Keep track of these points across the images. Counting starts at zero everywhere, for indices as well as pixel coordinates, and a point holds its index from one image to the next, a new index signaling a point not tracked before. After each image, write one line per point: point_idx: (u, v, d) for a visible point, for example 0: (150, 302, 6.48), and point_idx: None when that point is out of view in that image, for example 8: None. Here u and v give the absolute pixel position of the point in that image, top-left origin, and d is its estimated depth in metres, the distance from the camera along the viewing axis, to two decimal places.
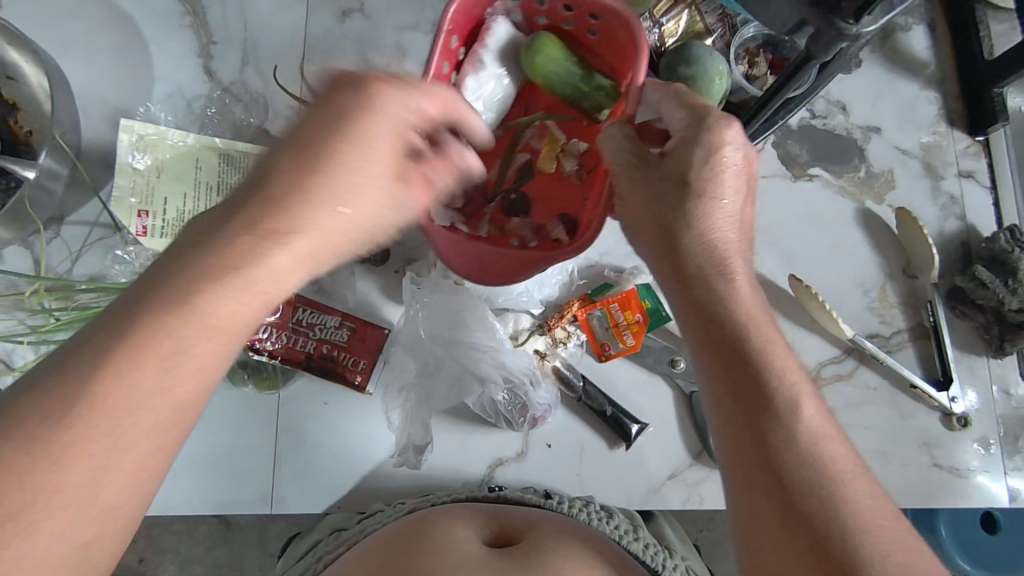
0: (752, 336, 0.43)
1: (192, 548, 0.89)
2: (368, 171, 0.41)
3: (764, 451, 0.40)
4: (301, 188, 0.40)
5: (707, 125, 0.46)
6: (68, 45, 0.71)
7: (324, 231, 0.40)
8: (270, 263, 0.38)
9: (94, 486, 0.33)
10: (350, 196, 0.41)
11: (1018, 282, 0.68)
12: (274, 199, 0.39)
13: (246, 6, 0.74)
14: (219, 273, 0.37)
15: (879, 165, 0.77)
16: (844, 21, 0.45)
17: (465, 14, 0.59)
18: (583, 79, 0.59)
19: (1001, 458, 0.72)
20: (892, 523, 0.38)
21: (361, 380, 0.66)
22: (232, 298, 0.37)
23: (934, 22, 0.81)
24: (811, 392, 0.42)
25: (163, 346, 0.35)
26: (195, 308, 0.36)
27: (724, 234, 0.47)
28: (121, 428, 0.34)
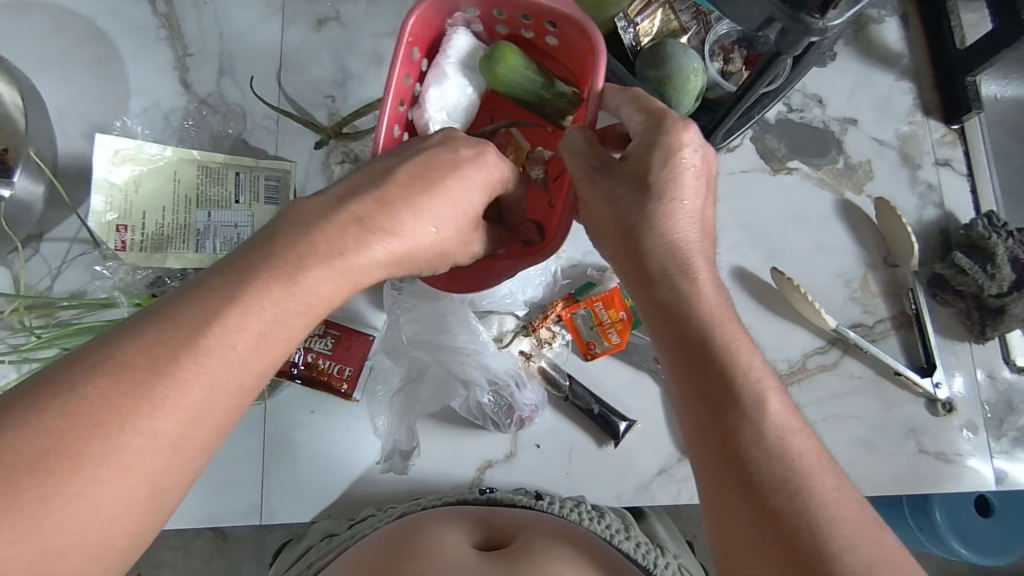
0: (717, 336, 0.43)
1: (187, 562, 0.89)
2: (455, 212, 0.44)
3: (730, 448, 0.40)
4: (375, 212, 0.41)
5: (664, 128, 0.46)
6: (43, 62, 0.71)
7: (385, 255, 0.41)
8: (321, 279, 0.39)
9: (140, 457, 0.33)
10: (440, 224, 0.43)
11: (997, 268, 0.69)
12: (349, 217, 0.40)
13: (221, 17, 0.74)
14: (272, 283, 0.37)
15: (856, 156, 0.78)
16: (811, 15, 0.45)
17: (425, 25, 0.57)
18: (545, 87, 0.57)
19: (987, 443, 0.73)
20: (859, 515, 0.38)
21: (348, 388, 0.66)
22: (281, 311, 0.37)
23: (906, 13, 0.82)
24: (777, 389, 0.42)
25: (211, 351, 0.35)
26: (246, 316, 0.36)
27: (686, 234, 0.47)
28: (182, 404, 0.34)
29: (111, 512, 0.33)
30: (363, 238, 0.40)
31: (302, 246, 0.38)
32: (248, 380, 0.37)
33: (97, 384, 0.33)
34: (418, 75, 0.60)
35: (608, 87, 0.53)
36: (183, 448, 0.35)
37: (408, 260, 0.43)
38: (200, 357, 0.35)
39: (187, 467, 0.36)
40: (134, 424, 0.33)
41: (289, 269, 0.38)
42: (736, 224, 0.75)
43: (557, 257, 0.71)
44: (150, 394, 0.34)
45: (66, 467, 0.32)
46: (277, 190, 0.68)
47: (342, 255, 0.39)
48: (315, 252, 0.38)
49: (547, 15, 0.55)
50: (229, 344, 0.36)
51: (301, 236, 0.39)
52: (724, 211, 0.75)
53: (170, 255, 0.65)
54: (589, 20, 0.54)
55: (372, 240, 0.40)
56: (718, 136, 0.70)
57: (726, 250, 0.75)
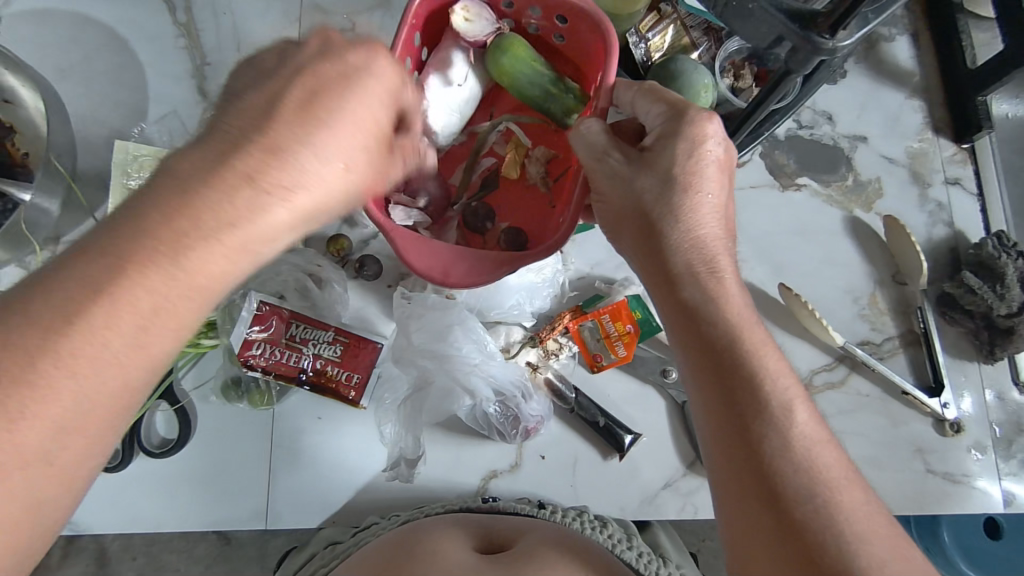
0: (742, 338, 0.43)
1: (191, 566, 0.89)
2: (354, 140, 0.37)
3: (757, 457, 0.40)
4: (263, 165, 0.35)
5: (686, 119, 0.47)
6: (65, 68, 0.73)
7: (286, 220, 0.36)
8: (209, 256, 0.34)
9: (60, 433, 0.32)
10: (348, 159, 0.37)
11: (1006, 288, 0.68)
12: (229, 183, 0.34)
13: (239, 27, 0.75)
14: (149, 269, 0.33)
15: (866, 173, 0.78)
16: (821, 36, 0.46)
17: (431, 13, 0.58)
18: (552, 82, 0.59)
19: (996, 464, 0.72)
20: (886, 530, 0.39)
21: (356, 396, 0.65)
22: (162, 294, 0.34)
23: (917, 32, 0.83)
24: (802, 395, 0.42)
25: (73, 350, 0.32)
26: (116, 310, 0.33)
27: (708, 228, 0.47)
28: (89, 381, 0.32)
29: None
30: (258, 204, 0.35)
31: (171, 218, 0.34)
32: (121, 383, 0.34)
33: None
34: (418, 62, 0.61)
35: (620, 81, 0.53)
36: (53, 459, 0.32)
37: (316, 212, 0.37)
38: (71, 355, 0.32)
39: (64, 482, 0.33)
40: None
41: (159, 254, 0.33)
42: (744, 239, 0.75)
43: (565, 269, 0.72)
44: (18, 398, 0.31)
45: None
46: None
47: (234, 229, 0.35)
48: (197, 227, 0.34)
49: (558, 7, 0.56)
50: (104, 349, 0.33)
51: (176, 206, 0.34)
52: None
53: None
54: (600, 11, 0.54)
55: (264, 203, 0.35)
56: None
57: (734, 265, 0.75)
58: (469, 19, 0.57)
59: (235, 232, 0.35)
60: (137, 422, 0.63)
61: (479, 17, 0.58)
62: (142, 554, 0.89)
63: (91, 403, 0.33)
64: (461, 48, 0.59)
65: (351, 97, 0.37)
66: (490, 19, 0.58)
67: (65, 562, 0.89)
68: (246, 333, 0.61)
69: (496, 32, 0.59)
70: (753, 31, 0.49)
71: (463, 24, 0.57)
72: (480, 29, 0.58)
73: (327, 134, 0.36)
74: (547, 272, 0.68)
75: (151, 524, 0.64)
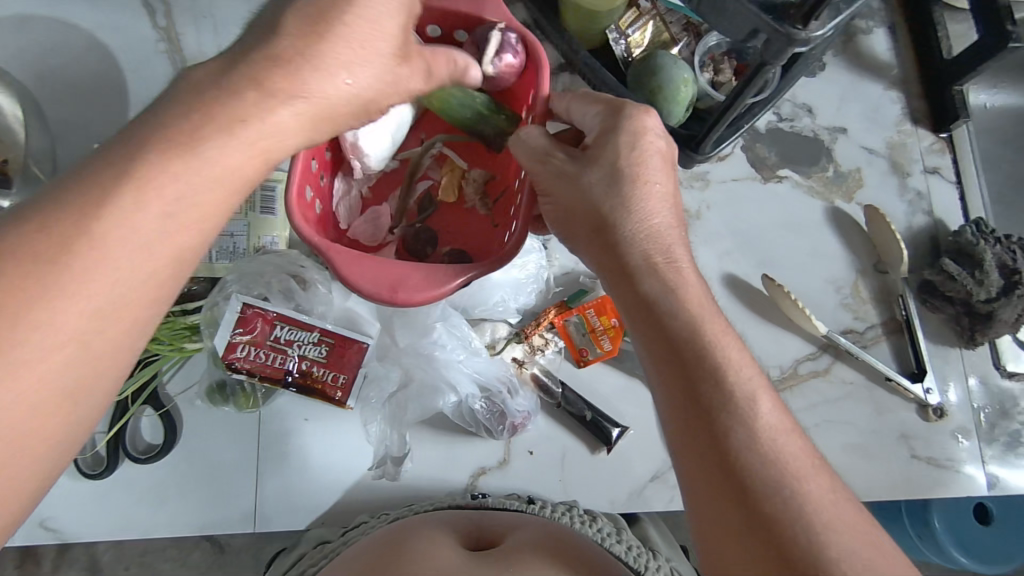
0: (701, 329, 0.44)
1: (185, 573, 0.88)
2: (362, 43, 0.40)
3: (721, 448, 0.40)
4: (267, 69, 0.38)
5: (626, 114, 0.49)
6: (44, 75, 0.72)
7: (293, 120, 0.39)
8: (230, 154, 0.37)
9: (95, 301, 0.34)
10: (353, 73, 0.40)
11: (984, 274, 0.69)
12: (248, 82, 0.38)
13: (219, 30, 0.75)
14: (170, 160, 0.36)
15: (846, 164, 0.79)
16: (794, 26, 0.46)
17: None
18: (485, 104, 0.57)
19: (981, 448, 0.73)
20: (855, 519, 0.38)
21: (342, 397, 0.64)
22: (183, 191, 0.36)
23: (894, 24, 0.83)
24: (765, 385, 0.43)
25: (103, 237, 0.34)
26: (136, 202, 0.35)
27: (661, 222, 0.48)
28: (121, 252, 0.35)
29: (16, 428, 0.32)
30: (270, 102, 0.38)
31: (198, 114, 0.37)
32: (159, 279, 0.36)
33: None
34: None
35: (555, 92, 0.55)
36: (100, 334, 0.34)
37: (323, 116, 0.40)
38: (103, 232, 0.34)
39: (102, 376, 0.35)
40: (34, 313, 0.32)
41: (183, 147, 0.36)
42: (727, 231, 0.76)
43: (549, 265, 0.72)
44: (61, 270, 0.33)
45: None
46: (272, 201, 0.68)
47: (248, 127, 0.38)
48: (211, 124, 0.37)
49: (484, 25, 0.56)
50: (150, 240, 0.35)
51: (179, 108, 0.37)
52: (716, 218, 0.76)
53: None
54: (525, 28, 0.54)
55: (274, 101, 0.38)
56: (708, 145, 0.70)
57: (718, 257, 0.75)
58: None
59: (255, 131, 0.38)
60: (122, 428, 0.63)
61: None
62: (134, 564, 0.88)
63: (130, 294, 0.35)
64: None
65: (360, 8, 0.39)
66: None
67: (57, 573, 0.88)
68: (231, 335, 0.61)
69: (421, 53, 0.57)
70: (728, 24, 0.50)
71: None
72: None
73: (334, 42, 0.39)
74: (530, 268, 0.69)
75: (139, 530, 0.64)
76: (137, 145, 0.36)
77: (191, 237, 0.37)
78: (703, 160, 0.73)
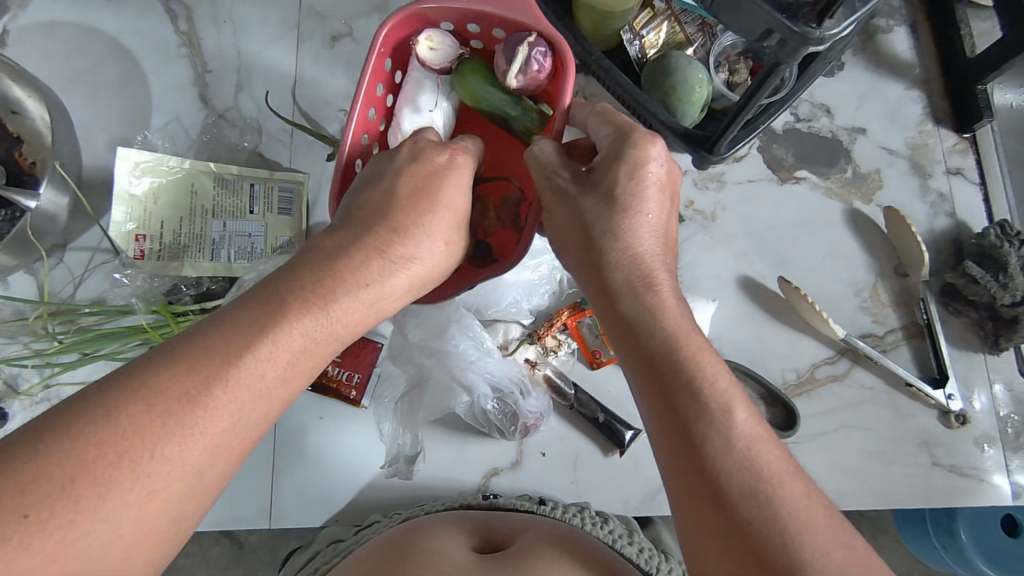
0: (679, 347, 0.43)
1: (205, 568, 0.90)
2: (451, 221, 0.48)
3: (699, 457, 0.39)
4: (390, 240, 0.45)
5: (631, 140, 0.48)
6: (70, 79, 0.74)
7: (404, 282, 0.45)
8: (351, 305, 0.42)
9: (234, 420, 0.36)
10: (448, 237, 0.48)
11: (1010, 277, 0.67)
12: (367, 250, 0.44)
13: (239, 34, 0.77)
14: (308, 312, 0.40)
15: (866, 165, 0.78)
16: (808, 25, 0.46)
17: (400, 40, 0.58)
18: (513, 104, 0.58)
19: (1005, 455, 0.71)
20: (828, 521, 0.37)
21: (357, 396, 0.68)
22: (310, 339, 0.40)
23: (915, 22, 0.82)
24: (743, 398, 0.42)
25: (241, 378, 0.36)
26: (279, 345, 0.38)
27: (647, 246, 0.48)
28: (260, 383, 0.37)
29: (114, 544, 0.33)
30: (390, 267, 0.44)
31: (324, 271, 0.42)
32: (276, 408, 0.39)
33: (128, 410, 0.34)
34: (391, 86, 0.61)
35: (577, 103, 0.54)
36: (228, 452, 0.37)
37: (422, 280, 0.47)
38: (251, 366, 0.37)
39: (209, 491, 0.36)
40: (189, 426, 0.35)
41: (314, 295, 0.40)
42: (744, 233, 0.75)
43: None
44: (208, 390, 0.35)
45: (141, 431, 0.34)
46: (290, 202, 0.70)
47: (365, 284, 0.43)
48: (342, 284, 0.42)
49: (518, 29, 0.55)
50: (279, 380, 0.38)
51: (320, 264, 0.42)
52: (732, 219, 0.75)
53: (187, 263, 0.68)
54: (553, 32, 0.54)
55: (388, 267, 0.44)
56: (723, 146, 0.68)
57: (734, 259, 0.75)
58: (433, 47, 0.57)
59: (369, 290, 0.43)
60: None
61: (443, 45, 0.57)
62: None
63: (250, 426, 0.37)
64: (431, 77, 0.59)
65: (453, 191, 0.48)
66: (455, 45, 0.58)
67: None
68: None
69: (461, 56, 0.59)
70: (742, 23, 0.49)
71: (427, 53, 0.57)
72: (444, 56, 0.58)
73: (435, 219, 0.47)
74: (543, 270, 0.69)
75: None
76: (281, 292, 0.40)
77: (308, 373, 0.40)
78: (718, 162, 0.72)
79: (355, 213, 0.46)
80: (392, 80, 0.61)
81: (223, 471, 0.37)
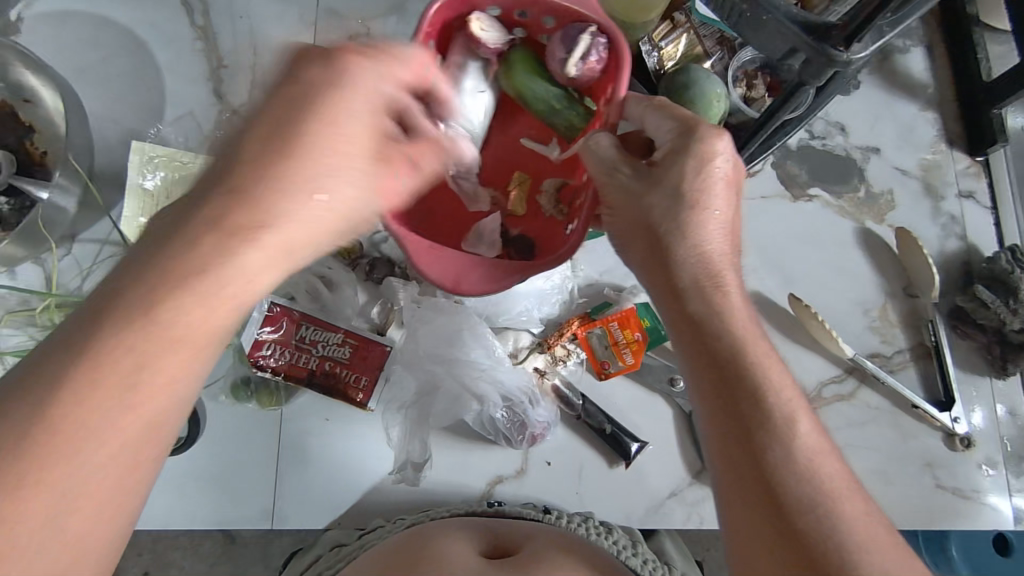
0: (745, 352, 0.43)
1: (197, 563, 0.89)
2: (335, 167, 0.40)
3: (760, 469, 0.39)
4: (231, 206, 0.37)
5: (696, 135, 0.47)
6: (85, 69, 0.74)
7: (272, 250, 0.38)
8: (200, 295, 0.35)
9: (96, 438, 0.32)
10: (327, 189, 0.40)
11: (1020, 302, 0.68)
12: (219, 223, 0.36)
13: (256, 30, 0.76)
14: (139, 314, 0.33)
15: (878, 185, 0.78)
16: (835, 48, 0.46)
17: (444, 22, 0.57)
18: (558, 99, 0.58)
19: (1007, 479, 0.71)
20: (889, 541, 0.38)
21: (363, 398, 0.65)
22: (139, 342, 0.33)
23: (931, 44, 0.82)
24: (808, 410, 0.42)
25: (68, 403, 0.31)
26: (107, 355, 0.32)
27: (715, 246, 0.47)
28: (107, 400, 0.32)
29: None
30: (232, 238, 0.36)
31: (176, 256, 0.35)
32: (146, 415, 0.33)
33: None
34: None
35: (631, 95, 0.52)
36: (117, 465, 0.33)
37: (299, 242, 0.39)
38: (74, 387, 0.31)
39: (108, 513, 0.33)
40: (39, 469, 0.30)
41: (163, 289, 0.34)
42: (754, 248, 0.75)
43: (574, 276, 0.72)
44: (44, 427, 0.31)
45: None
46: None
47: (211, 273, 0.35)
48: (183, 269, 0.35)
49: (572, 17, 0.55)
50: (131, 390, 0.33)
51: (164, 252, 0.35)
52: (743, 235, 0.75)
53: None
54: (613, 25, 0.53)
55: (231, 252, 0.36)
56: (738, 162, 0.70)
57: (744, 275, 0.75)
58: (483, 29, 0.56)
59: (216, 258, 0.36)
60: None
61: (491, 29, 0.56)
62: (149, 551, 0.89)
63: (93, 485, 0.32)
64: (477, 57, 0.58)
65: (318, 120, 0.40)
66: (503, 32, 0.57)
67: None
68: (257, 333, 0.62)
69: (510, 41, 0.58)
70: (766, 41, 0.49)
71: (478, 33, 0.56)
72: (492, 40, 0.57)
73: (313, 168, 0.39)
74: (555, 279, 0.69)
75: (160, 522, 0.65)
76: (113, 301, 0.34)
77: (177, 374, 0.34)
78: None
79: (203, 179, 0.39)
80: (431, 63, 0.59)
81: (101, 495, 0.32)
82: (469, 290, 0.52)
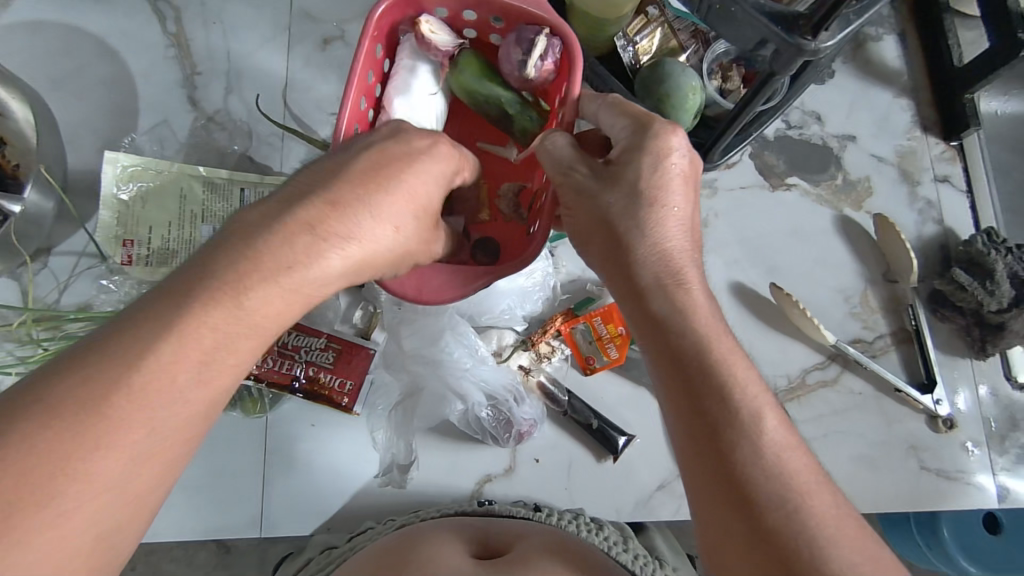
0: (709, 349, 0.43)
1: (190, 574, 0.88)
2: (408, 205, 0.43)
3: (728, 464, 0.40)
4: (323, 216, 0.40)
5: (651, 132, 0.46)
6: (56, 80, 0.73)
7: (340, 264, 0.41)
8: (265, 302, 0.38)
9: (158, 423, 0.34)
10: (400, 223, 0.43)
11: (995, 284, 0.69)
12: (299, 228, 0.39)
13: (229, 36, 0.76)
14: (215, 306, 0.36)
15: (855, 173, 0.78)
16: (803, 37, 0.46)
17: (391, 25, 0.58)
18: (513, 101, 0.58)
19: (991, 458, 0.72)
20: (857, 532, 0.38)
21: (348, 403, 0.65)
22: (216, 337, 0.36)
23: (903, 31, 0.83)
24: (774, 405, 0.42)
25: (145, 384, 0.34)
26: (185, 339, 0.35)
27: (676, 243, 0.47)
28: (172, 388, 0.35)
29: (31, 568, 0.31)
30: (304, 249, 0.39)
31: (246, 263, 0.38)
32: (201, 410, 0.36)
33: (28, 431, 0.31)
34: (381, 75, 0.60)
35: (585, 93, 0.53)
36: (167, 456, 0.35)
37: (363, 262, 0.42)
38: (148, 375, 0.34)
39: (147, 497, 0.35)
40: (106, 444, 0.33)
41: (235, 291, 0.37)
42: (734, 239, 0.75)
43: (556, 272, 0.72)
44: (113, 405, 0.33)
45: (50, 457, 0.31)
46: None
47: (280, 282, 0.38)
48: (259, 271, 0.38)
49: (523, 17, 0.55)
50: (193, 385, 0.36)
51: (247, 252, 0.38)
52: (724, 227, 0.76)
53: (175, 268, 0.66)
54: (564, 24, 0.54)
55: (295, 262, 0.39)
56: (716, 154, 0.71)
57: (725, 266, 0.75)
58: (433, 31, 0.56)
59: (285, 269, 0.38)
60: None
61: (441, 32, 0.57)
62: (141, 564, 0.88)
63: (143, 467, 0.34)
64: (428, 61, 0.58)
65: (398, 158, 0.43)
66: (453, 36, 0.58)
67: None
68: None
69: (460, 46, 0.59)
70: (736, 33, 0.49)
71: (428, 36, 0.56)
72: (442, 43, 0.57)
73: (390, 200, 0.42)
74: (536, 276, 0.69)
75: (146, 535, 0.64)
76: (192, 295, 0.36)
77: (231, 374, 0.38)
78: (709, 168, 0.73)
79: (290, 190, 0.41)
80: (382, 68, 0.60)
81: (150, 479, 0.35)
82: (433, 299, 0.52)
